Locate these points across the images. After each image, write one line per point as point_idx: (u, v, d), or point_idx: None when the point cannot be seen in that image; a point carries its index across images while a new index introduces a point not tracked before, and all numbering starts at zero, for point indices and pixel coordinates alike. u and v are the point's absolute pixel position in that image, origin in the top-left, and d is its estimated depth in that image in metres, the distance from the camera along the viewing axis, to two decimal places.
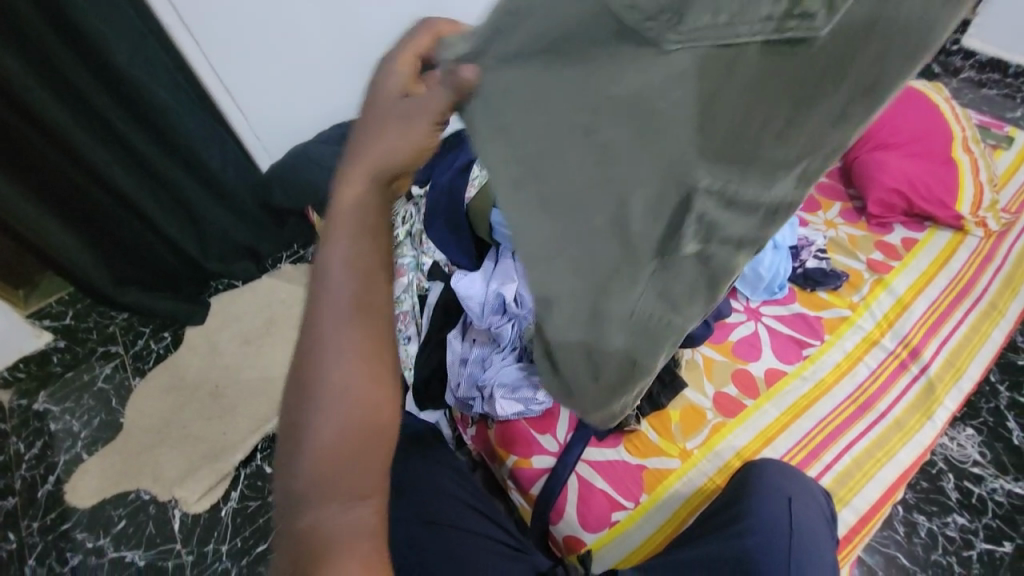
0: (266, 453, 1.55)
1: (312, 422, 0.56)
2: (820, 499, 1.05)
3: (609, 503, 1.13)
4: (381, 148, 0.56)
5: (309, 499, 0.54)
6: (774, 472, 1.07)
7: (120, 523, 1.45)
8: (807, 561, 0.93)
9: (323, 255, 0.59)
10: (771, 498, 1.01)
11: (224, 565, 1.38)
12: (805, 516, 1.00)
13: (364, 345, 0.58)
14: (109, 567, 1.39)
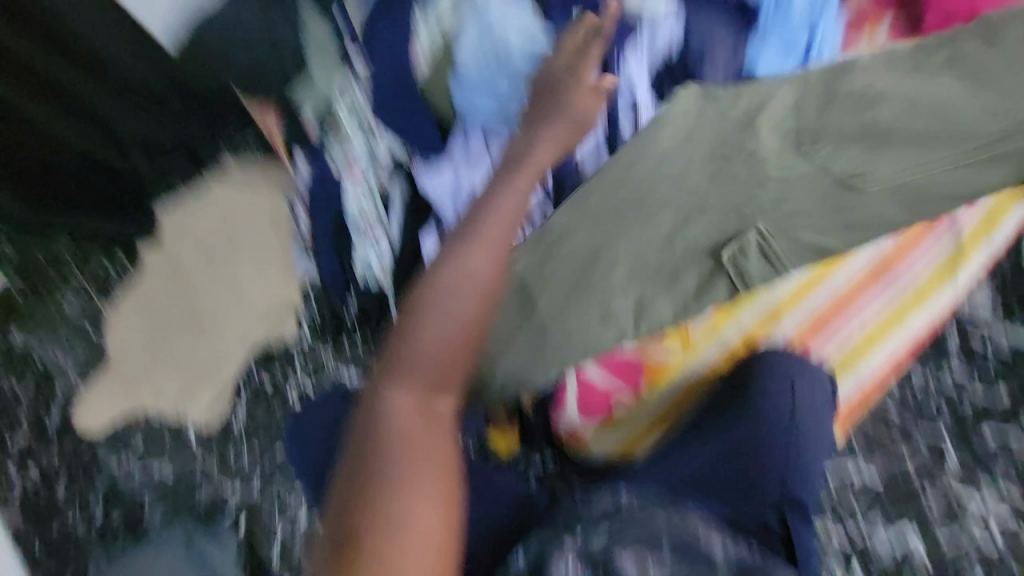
0: (264, 364, 1.55)
1: (385, 491, 0.78)
2: (827, 386, 1.13)
3: (606, 393, 1.26)
4: (438, 321, 0.88)
5: (370, 539, 0.75)
6: (783, 369, 1.13)
7: (137, 441, 1.48)
8: (805, 445, 1.06)
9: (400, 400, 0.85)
10: (778, 396, 1.10)
11: (249, 469, 1.44)
12: (810, 405, 1.09)
13: (411, 499, 0.78)
14: (139, 480, 1.44)
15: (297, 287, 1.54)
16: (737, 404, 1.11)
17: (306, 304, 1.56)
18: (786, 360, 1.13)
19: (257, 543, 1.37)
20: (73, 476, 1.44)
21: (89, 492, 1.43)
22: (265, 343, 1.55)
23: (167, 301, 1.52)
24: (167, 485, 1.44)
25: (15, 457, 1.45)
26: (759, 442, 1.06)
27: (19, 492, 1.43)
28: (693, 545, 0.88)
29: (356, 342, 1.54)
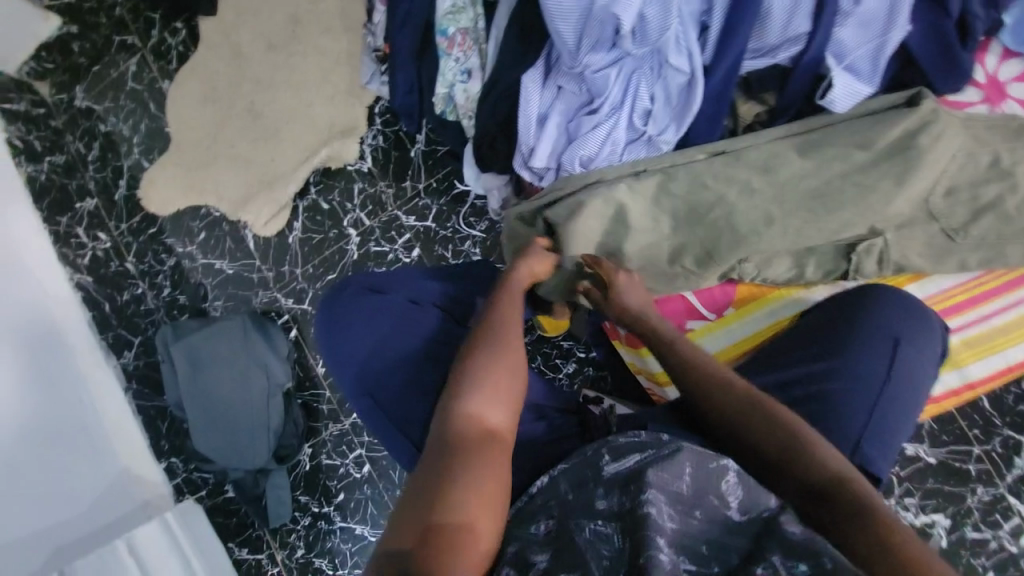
0: (320, 187, 1.44)
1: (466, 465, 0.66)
2: (937, 333, 0.81)
3: (687, 310, 0.98)
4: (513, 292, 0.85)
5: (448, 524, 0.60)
6: (895, 305, 0.80)
7: (201, 234, 1.50)
8: (894, 407, 0.76)
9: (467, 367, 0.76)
10: (873, 346, 0.78)
11: (301, 286, 1.44)
12: (912, 360, 0.78)
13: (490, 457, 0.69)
14: (202, 271, 1.49)
15: (364, 108, 1.40)
16: (815, 338, 0.81)
17: (370, 130, 1.41)
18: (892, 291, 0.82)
19: (306, 351, 1.45)
20: (142, 250, 1.50)
21: (157, 269, 1.49)
22: (323, 167, 1.42)
23: (232, 89, 1.47)
24: (226, 278, 1.48)
25: (85, 221, 1.49)
26: (839, 390, 0.76)
27: (90, 259, 1.48)
28: (707, 499, 0.66)
29: (418, 182, 1.38)
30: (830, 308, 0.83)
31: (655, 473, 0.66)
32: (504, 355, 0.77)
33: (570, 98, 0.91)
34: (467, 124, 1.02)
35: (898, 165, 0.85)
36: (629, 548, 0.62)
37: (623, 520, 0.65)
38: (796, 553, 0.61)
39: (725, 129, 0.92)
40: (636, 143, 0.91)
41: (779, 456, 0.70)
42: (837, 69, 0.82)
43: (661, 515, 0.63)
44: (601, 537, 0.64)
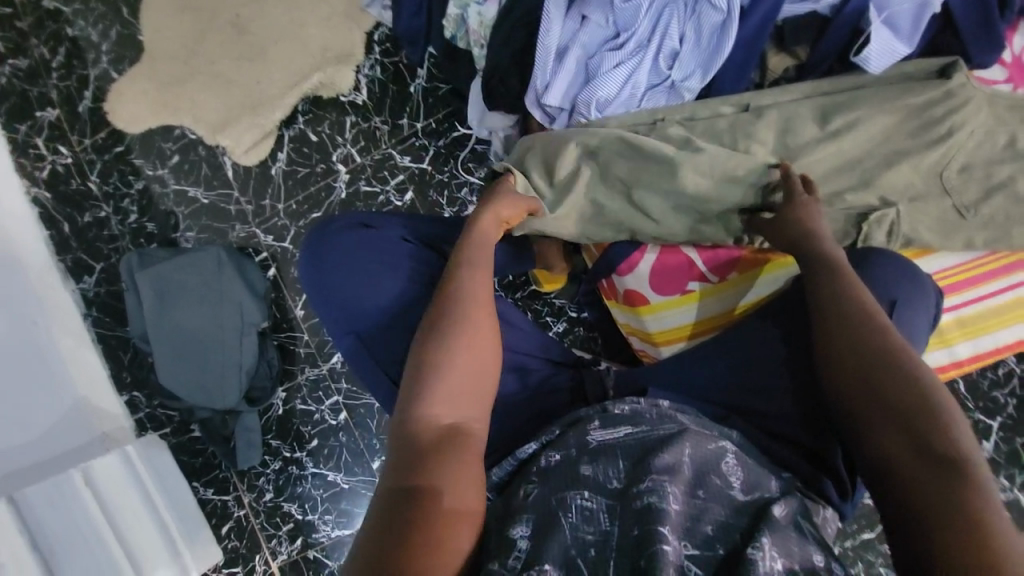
0: (309, 117, 1.33)
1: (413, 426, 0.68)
2: (931, 295, 0.79)
3: (690, 270, 0.95)
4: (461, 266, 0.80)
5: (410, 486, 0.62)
6: (888, 265, 0.79)
7: (174, 158, 1.38)
8: None
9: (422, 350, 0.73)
10: None
11: (283, 222, 1.35)
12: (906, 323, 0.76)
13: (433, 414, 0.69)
14: (174, 198, 1.38)
15: (362, 34, 1.29)
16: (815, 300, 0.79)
17: (367, 58, 1.30)
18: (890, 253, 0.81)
19: (284, 292, 1.37)
20: (107, 170, 1.37)
21: (124, 192, 1.38)
22: (313, 95, 1.32)
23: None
24: (201, 208, 1.38)
25: (44, 133, 1.35)
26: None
27: (48, 173, 1.35)
28: (711, 479, 0.64)
29: (415, 121, 1.29)
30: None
31: (651, 452, 0.65)
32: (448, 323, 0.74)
33: (594, 32, 0.85)
34: (477, 52, 0.95)
35: (920, 136, 0.84)
36: (619, 531, 0.59)
37: (613, 501, 0.62)
38: (789, 543, 0.58)
39: (752, 83, 0.87)
40: (658, 89, 0.86)
41: (879, 402, 0.64)
42: (876, 21, 0.79)
43: (666, 498, 0.59)
44: (585, 517, 0.60)
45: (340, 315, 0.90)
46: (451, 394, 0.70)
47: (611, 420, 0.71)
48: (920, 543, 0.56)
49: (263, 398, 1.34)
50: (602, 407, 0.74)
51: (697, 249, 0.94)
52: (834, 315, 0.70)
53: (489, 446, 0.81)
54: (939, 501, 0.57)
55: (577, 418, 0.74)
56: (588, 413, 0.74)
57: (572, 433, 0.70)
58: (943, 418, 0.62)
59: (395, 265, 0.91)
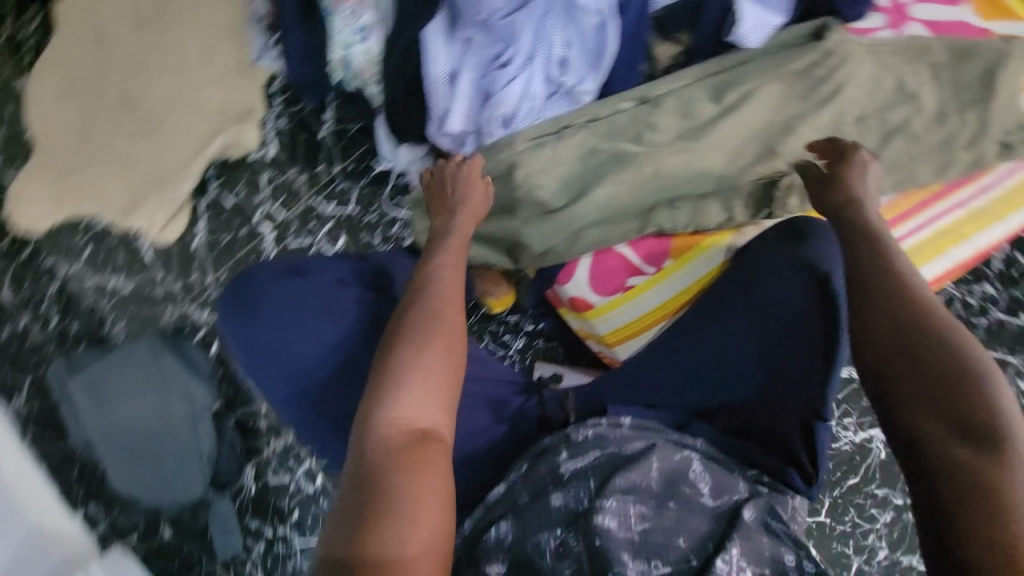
0: (222, 182, 1.28)
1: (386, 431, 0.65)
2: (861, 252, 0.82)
3: (627, 267, 0.95)
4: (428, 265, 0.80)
5: (382, 496, 0.61)
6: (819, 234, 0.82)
7: (87, 250, 1.31)
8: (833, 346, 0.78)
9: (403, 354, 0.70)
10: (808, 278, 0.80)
11: (216, 295, 1.29)
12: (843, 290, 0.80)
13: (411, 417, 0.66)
14: (94, 291, 1.31)
15: (259, 87, 1.24)
16: (755, 282, 0.81)
17: (270, 111, 1.26)
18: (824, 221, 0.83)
19: (231, 367, 1.29)
20: (19, 277, 1.30)
21: (41, 295, 1.30)
22: (220, 159, 1.27)
23: (100, 77, 1.26)
24: (126, 297, 1.30)
25: None
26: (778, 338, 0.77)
27: None
28: (680, 490, 0.67)
29: (332, 166, 1.26)
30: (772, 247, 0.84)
31: (620, 474, 0.67)
32: (424, 324, 0.72)
33: (479, 52, 0.83)
34: (373, 90, 0.92)
35: (813, 96, 0.86)
36: (589, 560, 0.61)
37: (582, 532, 0.63)
38: (754, 545, 0.63)
39: (644, 75, 0.89)
40: (556, 96, 0.86)
41: (922, 378, 0.66)
42: (745, 4, 0.81)
43: (629, 521, 0.63)
44: (558, 555, 0.62)
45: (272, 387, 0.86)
46: (427, 391, 0.67)
47: (579, 445, 0.71)
48: (943, 521, 0.59)
49: (231, 480, 1.28)
50: (567, 432, 0.73)
51: (630, 245, 0.94)
52: (884, 283, 0.71)
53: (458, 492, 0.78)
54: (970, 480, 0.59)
55: (541, 448, 0.73)
56: (555, 441, 0.72)
57: (538, 466, 0.70)
58: (988, 403, 0.63)
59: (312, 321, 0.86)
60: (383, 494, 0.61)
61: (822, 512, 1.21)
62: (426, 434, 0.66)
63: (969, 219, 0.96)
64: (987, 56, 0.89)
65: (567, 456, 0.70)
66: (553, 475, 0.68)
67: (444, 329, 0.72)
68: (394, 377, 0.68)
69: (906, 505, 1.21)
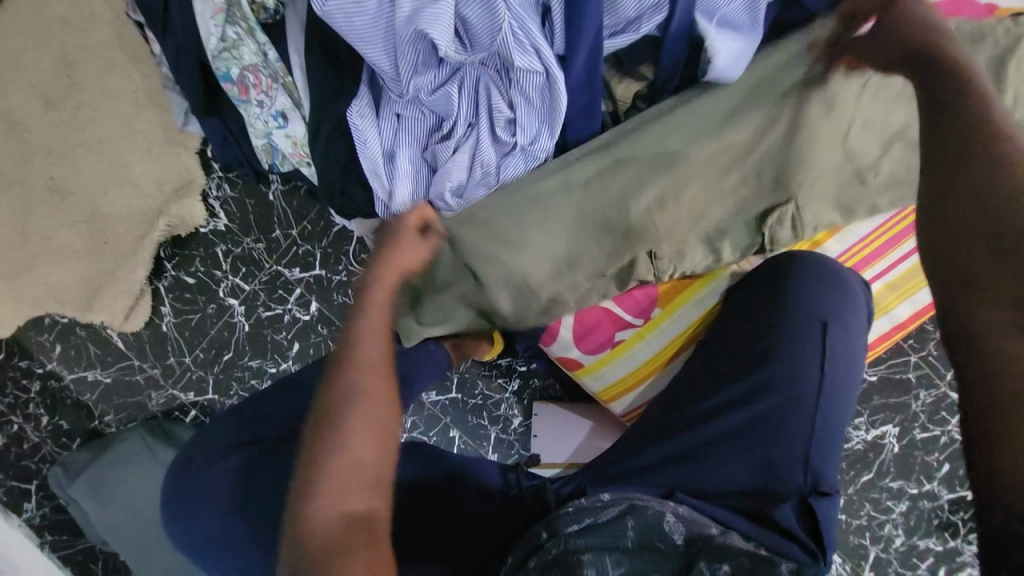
0: (177, 260, 1.21)
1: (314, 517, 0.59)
2: (858, 297, 0.83)
3: (612, 322, 0.89)
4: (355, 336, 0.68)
5: None
6: (814, 277, 0.82)
7: (57, 347, 1.26)
8: (832, 408, 0.78)
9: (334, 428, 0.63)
10: (803, 332, 0.80)
11: (198, 374, 1.25)
12: (839, 341, 0.80)
13: (344, 502, 0.60)
14: (75, 387, 1.27)
15: (194, 154, 1.14)
16: (745, 338, 0.82)
17: (211, 179, 1.16)
18: (819, 261, 0.83)
19: None
20: None
21: (25, 398, 1.26)
22: (170, 237, 1.19)
23: (23, 167, 1.16)
24: (107, 388, 1.27)
25: None
26: (781, 395, 0.78)
27: None
28: (653, 544, 0.64)
29: (289, 228, 1.17)
30: (757, 299, 0.83)
31: (591, 534, 0.65)
32: (360, 403, 0.64)
33: (415, 127, 0.74)
34: (308, 171, 0.81)
35: (799, 117, 0.75)
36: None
37: None
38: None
39: (606, 115, 0.78)
40: (510, 159, 0.76)
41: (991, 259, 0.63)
42: (714, 34, 0.69)
43: None
44: None
45: (242, 544, 0.78)
46: (360, 480, 0.62)
47: (558, 524, 0.66)
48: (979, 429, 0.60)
49: None
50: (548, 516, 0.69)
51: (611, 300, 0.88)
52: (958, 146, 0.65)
53: None
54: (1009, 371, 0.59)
55: (527, 538, 0.68)
56: (538, 527, 0.68)
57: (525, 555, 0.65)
58: None
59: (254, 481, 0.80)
60: None
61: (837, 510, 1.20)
62: (360, 521, 0.60)
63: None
64: (1001, 39, 0.77)
65: (550, 533, 0.66)
66: (531, 548, 0.65)
67: (373, 400, 0.65)
68: (323, 462, 0.62)
69: (923, 493, 1.19)
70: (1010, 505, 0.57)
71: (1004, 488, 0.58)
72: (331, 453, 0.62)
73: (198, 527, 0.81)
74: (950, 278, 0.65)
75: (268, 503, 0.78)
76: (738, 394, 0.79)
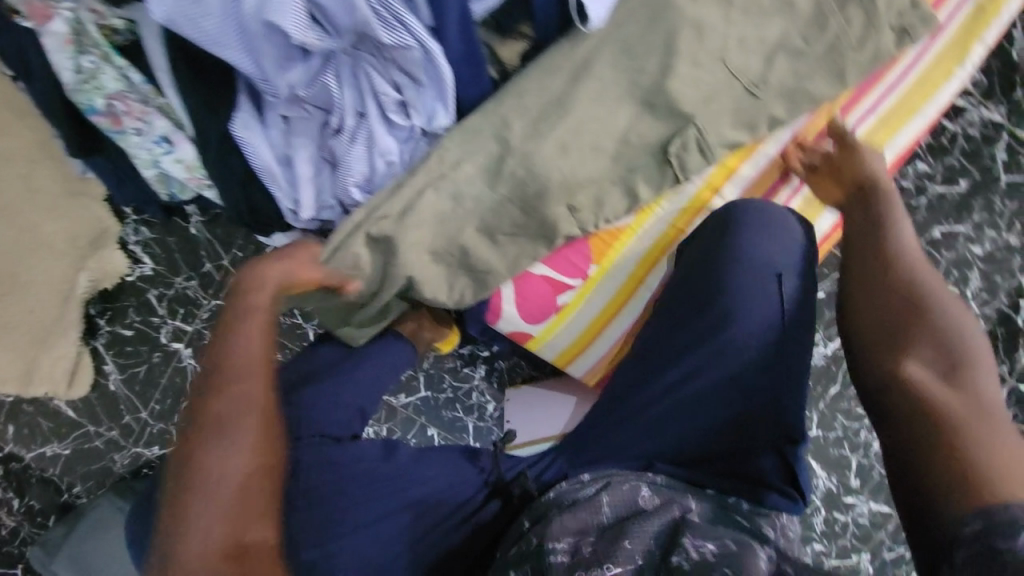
0: (111, 315, 1.16)
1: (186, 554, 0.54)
2: (794, 229, 0.85)
3: (552, 288, 0.89)
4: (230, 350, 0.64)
5: None
6: (766, 230, 0.85)
7: (8, 429, 1.20)
8: (790, 356, 0.81)
9: (204, 456, 0.58)
10: (762, 288, 0.83)
11: (159, 427, 1.21)
12: (791, 292, 0.84)
13: (221, 532, 0.55)
14: (36, 465, 1.22)
15: (104, 203, 1.10)
16: (706, 301, 0.84)
17: (126, 224, 1.12)
18: (762, 206, 0.85)
19: None
20: None
21: None
22: (97, 293, 1.14)
23: None
24: (70, 459, 1.22)
25: None
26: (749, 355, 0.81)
27: None
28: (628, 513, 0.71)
29: (219, 260, 1.14)
30: (719, 263, 0.85)
31: (565, 515, 0.70)
32: (234, 424, 0.60)
33: (304, 128, 0.72)
34: (210, 194, 0.80)
35: (681, 48, 0.76)
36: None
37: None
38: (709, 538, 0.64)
39: (496, 81, 0.78)
40: (409, 143, 0.75)
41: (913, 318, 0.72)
42: None
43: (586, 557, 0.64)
44: None
45: None
46: (242, 511, 0.57)
47: (541, 511, 0.74)
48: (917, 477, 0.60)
49: None
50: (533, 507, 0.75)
51: (547, 266, 0.88)
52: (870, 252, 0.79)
53: None
54: (936, 409, 0.63)
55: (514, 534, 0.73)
56: (524, 518, 0.74)
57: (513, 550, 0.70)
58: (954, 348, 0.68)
59: None
60: None
61: (813, 427, 1.24)
62: (244, 554, 0.55)
63: (883, 123, 0.94)
64: None
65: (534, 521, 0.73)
66: (518, 536, 0.72)
67: (246, 421, 0.60)
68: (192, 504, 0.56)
69: None
70: (973, 518, 0.54)
71: (971, 502, 0.55)
72: (205, 484, 0.57)
73: None
74: (879, 336, 0.72)
75: None
76: (700, 347, 0.82)
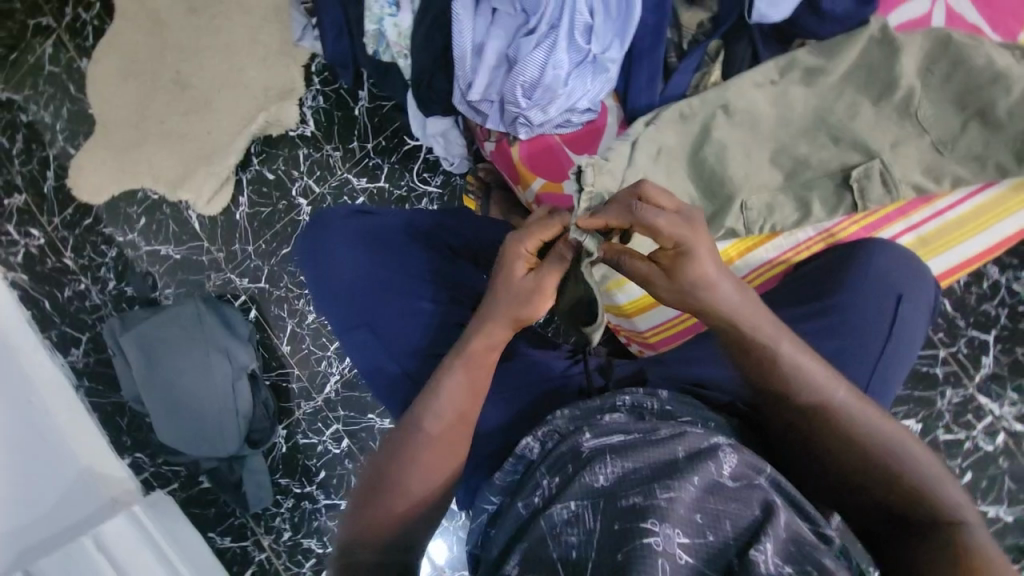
0: (263, 158, 1.36)
1: (407, 475, 0.72)
2: (927, 270, 0.84)
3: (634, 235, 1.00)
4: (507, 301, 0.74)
5: (368, 534, 0.70)
6: (895, 258, 0.82)
7: (142, 220, 1.39)
8: (892, 364, 0.79)
9: (440, 386, 0.75)
10: (877, 301, 0.79)
11: (256, 263, 1.37)
12: (911, 316, 0.80)
13: (435, 472, 0.73)
14: (147, 258, 1.39)
15: (300, 67, 1.32)
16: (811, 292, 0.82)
17: (309, 90, 1.33)
18: (892, 246, 0.83)
19: (269, 332, 1.38)
20: (80, 243, 1.37)
21: (99, 262, 1.38)
22: (263, 135, 1.35)
23: (156, 60, 1.35)
24: (174, 264, 1.39)
25: (14, 218, 1.36)
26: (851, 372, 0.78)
27: (23, 257, 1.36)
28: (705, 464, 0.63)
29: (366, 142, 1.32)
30: (842, 259, 0.83)
31: (638, 453, 0.65)
32: (469, 370, 0.75)
33: (504, 23, 0.89)
34: (403, 63, 0.97)
35: (837, 65, 0.86)
36: (602, 528, 0.60)
37: (598, 500, 0.63)
38: (791, 553, 0.57)
39: (670, 42, 0.91)
40: (580, 63, 0.88)
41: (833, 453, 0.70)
42: None
43: (653, 499, 0.60)
44: (569, 521, 0.62)
45: (368, 347, 0.93)
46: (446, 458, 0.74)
47: (602, 431, 0.71)
48: None
49: (263, 439, 1.34)
50: (599, 420, 0.74)
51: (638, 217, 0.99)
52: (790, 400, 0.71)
53: (498, 451, 0.87)
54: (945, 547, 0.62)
55: (573, 434, 0.73)
56: (583, 430, 0.72)
57: (556, 453, 0.72)
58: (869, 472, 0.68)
59: (387, 301, 0.94)
60: (378, 529, 0.70)
61: None
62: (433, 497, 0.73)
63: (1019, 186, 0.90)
64: None
65: (590, 434, 0.71)
66: (574, 451, 0.70)
67: (481, 372, 0.76)
68: (393, 453, 0.74)
69: None
70: None
71: None
72: (434, 406, 0.75)
73: (337, 318, 0.97)
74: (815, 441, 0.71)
75: (395, 329, 0.93)
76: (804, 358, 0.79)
